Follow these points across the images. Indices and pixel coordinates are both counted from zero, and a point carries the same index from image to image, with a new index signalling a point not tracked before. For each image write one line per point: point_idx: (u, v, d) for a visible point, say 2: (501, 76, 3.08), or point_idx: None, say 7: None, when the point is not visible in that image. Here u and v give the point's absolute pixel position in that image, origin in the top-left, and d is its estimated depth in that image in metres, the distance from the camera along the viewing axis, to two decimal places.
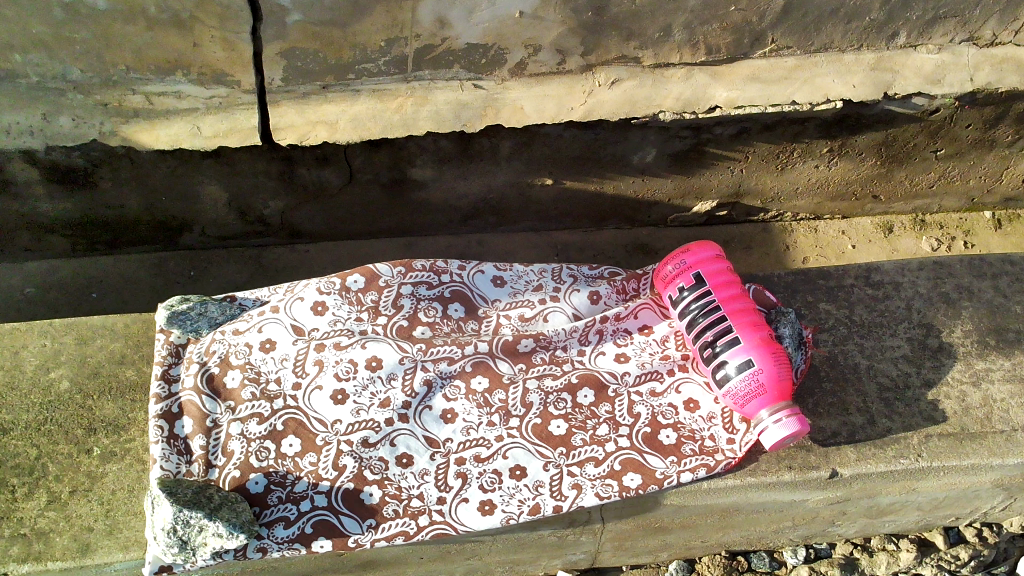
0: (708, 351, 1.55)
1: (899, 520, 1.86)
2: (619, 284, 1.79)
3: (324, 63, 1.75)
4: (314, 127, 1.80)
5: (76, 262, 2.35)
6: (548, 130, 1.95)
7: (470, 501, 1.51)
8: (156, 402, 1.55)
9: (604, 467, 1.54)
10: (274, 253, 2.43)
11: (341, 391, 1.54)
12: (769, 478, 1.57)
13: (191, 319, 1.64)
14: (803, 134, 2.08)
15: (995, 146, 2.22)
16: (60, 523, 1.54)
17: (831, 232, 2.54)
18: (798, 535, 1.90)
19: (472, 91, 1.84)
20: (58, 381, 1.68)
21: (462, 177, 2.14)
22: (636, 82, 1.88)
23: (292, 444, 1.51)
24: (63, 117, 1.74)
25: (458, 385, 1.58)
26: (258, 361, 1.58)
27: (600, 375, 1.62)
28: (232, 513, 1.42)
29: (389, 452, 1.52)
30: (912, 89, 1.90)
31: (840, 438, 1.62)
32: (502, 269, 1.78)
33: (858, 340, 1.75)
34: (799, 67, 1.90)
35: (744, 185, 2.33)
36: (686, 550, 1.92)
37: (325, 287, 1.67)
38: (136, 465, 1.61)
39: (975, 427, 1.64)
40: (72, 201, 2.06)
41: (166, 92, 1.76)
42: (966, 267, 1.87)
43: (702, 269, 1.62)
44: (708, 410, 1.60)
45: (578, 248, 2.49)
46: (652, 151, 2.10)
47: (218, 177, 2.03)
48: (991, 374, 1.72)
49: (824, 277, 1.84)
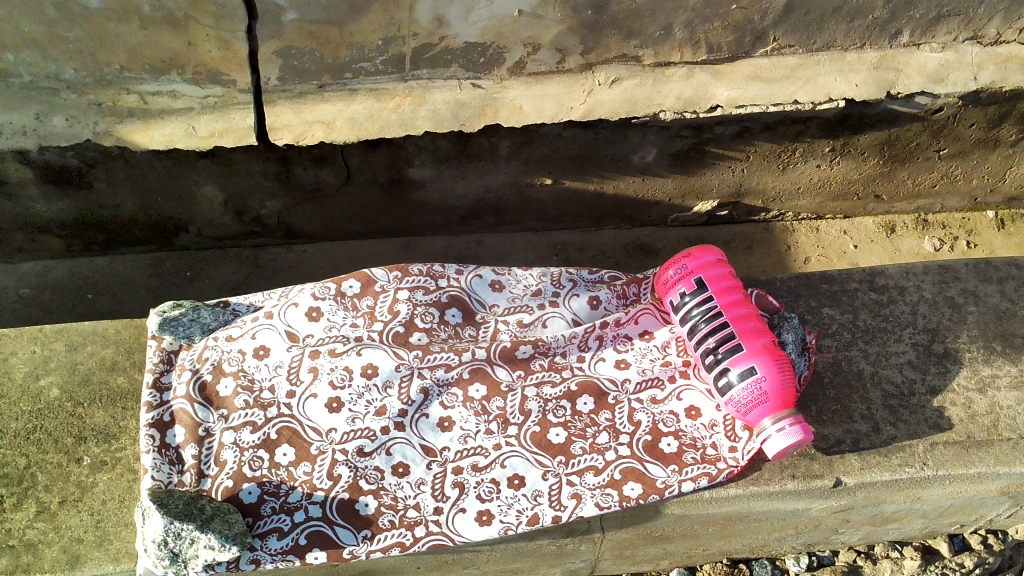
0: (710, 357, 1.52)
1: (904, 528, 1.83)
2: (618, 288, 1.76)
3: (320, 62, 1.72)
4: (311, 127, 1.75)
5: (69, 265, 2.32)
6: (547, 129, 1.92)
7: (467, 512, 1.48)
8: (147, 410, 1.52)
9: (604, 476, 1.51)
10: (270, 254, 2.39)
11: (336, 399, 1.51)
12: (771, 487, 1.55)
13: (183, 325, 1.60)
14: (805, 134, 2.05)
15: (999, 146, 2.19)
16: (49, 534, 1.51)
17: (832, 232, 2.51)
18: (801, 543, 1.87)
19: (470, 90, 1.80)
20: (48, 388, 1.66)
21: (460, 177, 2.11)
22: (636, 81, 1.83)
23: (286, 453, 1.48)
24: (57, 117, 1.70)
25: (456, 392, 1.55)
26: (251, 368, 1.55)
27: (599, 382, 1.60)
28: (225, 524, 1.38)
29: (385, 461, 1.49)
30: (915, 88, 1.86)
31: (844, 446, 1.59)
32: (500, 274, 1.74)
33: (862, 345, 1.72)
34: (802, 67, 1.87)
35: (746, 185, 2.29)
36: (687, 558, 1.89)
37: (320, 293, 1.64)
38: (126, 474, 1.58)
39: (981, 434, 1.62)
40: (66, 202, 2.03)
41: (161, 91, 1.72)
42: (971, 271, 1.84)
43: (703, 274, 1.60)
44: (710, 418, 1.57)
45: (577, 249, 2.47)
46: (652, 151, 2.07)
47: (214, 178, 2.00)
48: (997, 380, 1.69)
49: (828, 281, 1.81)
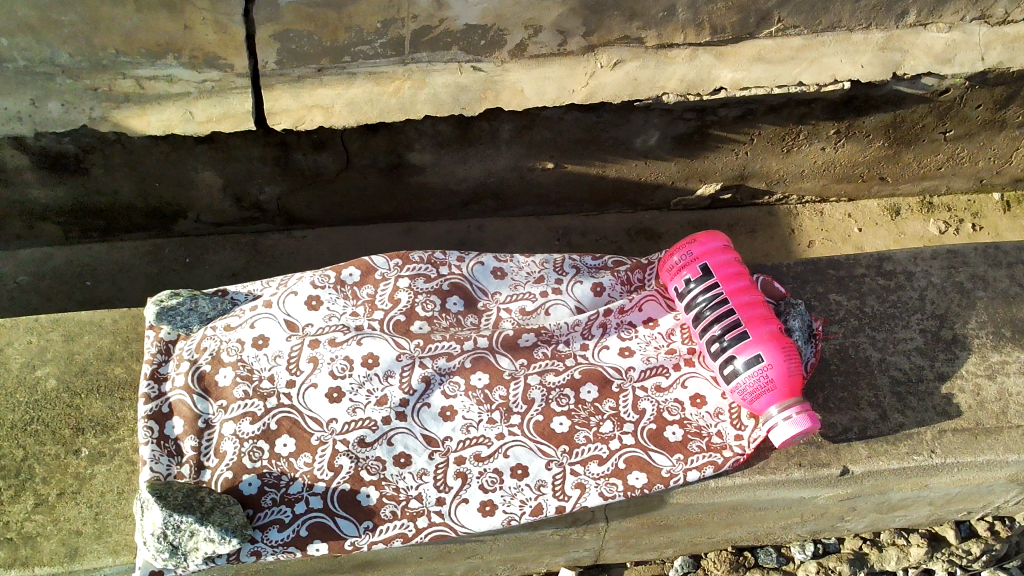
0: (716, 345, 1.49)
1: (911, 515, 1.82)
2: (622, 275, 1.73)
3: (318, 45, 1.68)
4: (310, 112, 1.71)
5: (66, 253, 2.29)
6: (548, 113, 1.88)
7: (470, 502, 1.47)
8: (145, 402, 1.51)
9: (608, 466, 1.49)
10: (270, 240, 2.36)
11: (337, 389, 1.49)
12: (777, 476, 1.53)
13: (181, 315, 1.58)
14: (809, 116, 2.01)
15: (1006, 127, 2.15)
16: (47, 527, 1.50)
17: (837, 216, 2.48)
18: (807, 530, 1.86)
19: (470, 73, 1.75)
20: (44, 379, 1.64)
21: (462, 161, 2.08)
22: (639, 63, 1.79)
23: (286, 444, 1.46)
24: (52, 102, 1.65)
25: (457, 381, 1.52)
26: (250, 358, 1.52)
27: (603, 370, 1.57)
28: (225, 517, 1.37)
29: (387, 452, 1.47)
30: (922, 69, 1.82)
31: (851, 434, 1.58)
32: (502, 261, 1.71)
33: (869, 332, 1.70)
34: (807, 47, 1.82)
35: (750, 168, 2.26)
36: (692, 547, 1.88)
37: (320, 281, 1.62)
38: (125, 465, 1.56)
39: (990, 421, 1.60)
40: (64, 188, 1.99)
41: (157, 76, 1.66)
42: (980, 256, 1.82)
43: (709, 260, 1.56)
44: (716, 406, 1.55)
45: (580, 233, 2.43)
46: (655, 135, 2.04)
47: (211, 162, 1.96)
48: (1007, 367, 1.67)
49: (835, 267, 1.78)
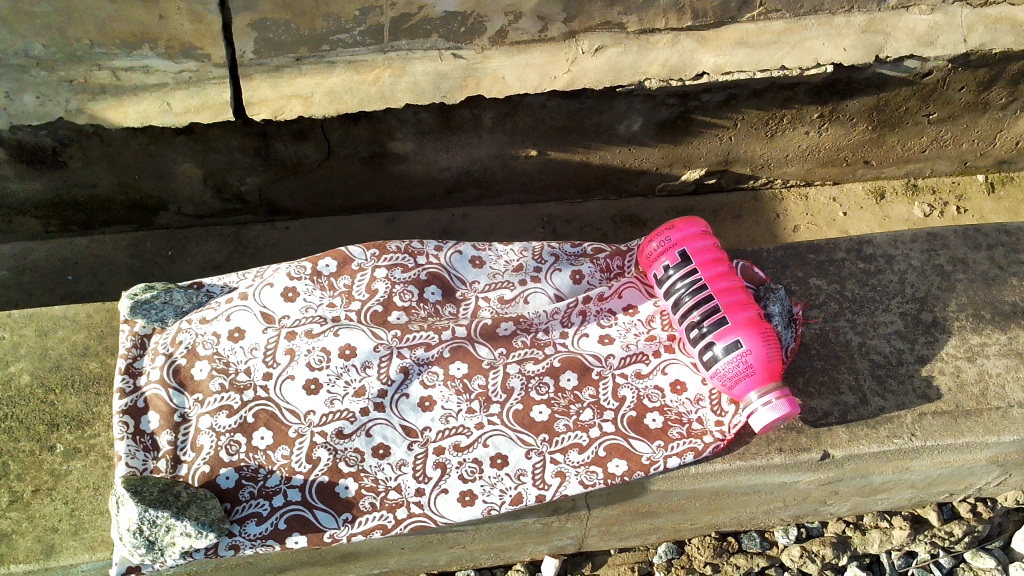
0: (695, 332, 1.48)
1: (893, 498, 1.83)
2: (602, 262, 1.72)
3: (296, 34, 1.66)
4: (289, 101, 1.66)
5: (44, 247, 2.26)
6: (530, 100, 1.86)
7: (450, 492, 1.46)
8: (121, 397, 1.49)
9: (588, 454, 1.49)
10: (252, 231, 2.34)
11: (314, 381, 1.47)
12: (758, 461, 1.54)
13: (156, 308, 1.57)
14: (792, 100, 2.00)
15: (989, 109, 2.14)
16: (23, 524, 1.48)
17: (821, 200, 2.47)
18: (790, 515, 1.86)
19: (451, 61, 1.71)
20: (18, 375, 1.61)
21: (444, 150, 2.06)
22: (620, 49, 1.76)
23: (263, 437, 1.45)
24: (27, 95, 1.61)
25: (436, 371, 1.50)
26: (226, 350, 1.51)
27: (583, 358, 1.56)
28: (201, 511, 1.35)
29: (365, 443, 1.46)
30: (905, 51, 1.81)
31: (831, 419, 1.58)
32: (480, 250, 1.70)
33: (850, 316, 1.69)
34: (789, 31, 1.80)
35: (734, 153, 2.25)
36: (675, 533, 1.88)
37: (296, 273, 1.60)
38: (101, 461, 1.55)
39: (970, 404, 1.60)
40: (42, 181, 1.96)
41: (133, 67, 1.63)
42: (960, 239, 1.81)
43: (687, 246, 1.55)
44: (696, 392, 1.55)
45: (564, 221, 2.42)
46: (638, 120, 2.02)
47: (192, 153, 1.93)
48: (986, 349, 1.67)
49: (815, 251, 1.77)
